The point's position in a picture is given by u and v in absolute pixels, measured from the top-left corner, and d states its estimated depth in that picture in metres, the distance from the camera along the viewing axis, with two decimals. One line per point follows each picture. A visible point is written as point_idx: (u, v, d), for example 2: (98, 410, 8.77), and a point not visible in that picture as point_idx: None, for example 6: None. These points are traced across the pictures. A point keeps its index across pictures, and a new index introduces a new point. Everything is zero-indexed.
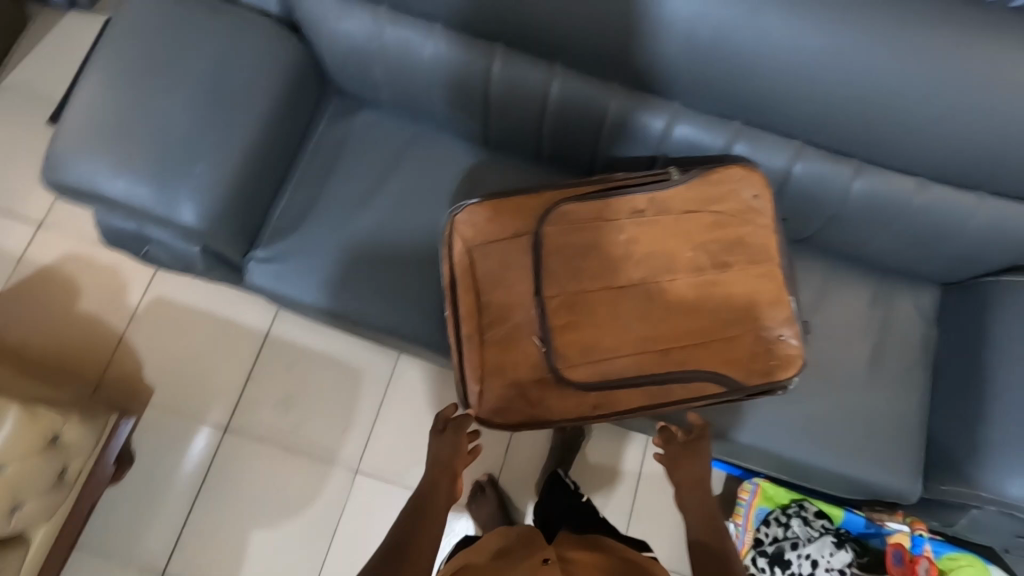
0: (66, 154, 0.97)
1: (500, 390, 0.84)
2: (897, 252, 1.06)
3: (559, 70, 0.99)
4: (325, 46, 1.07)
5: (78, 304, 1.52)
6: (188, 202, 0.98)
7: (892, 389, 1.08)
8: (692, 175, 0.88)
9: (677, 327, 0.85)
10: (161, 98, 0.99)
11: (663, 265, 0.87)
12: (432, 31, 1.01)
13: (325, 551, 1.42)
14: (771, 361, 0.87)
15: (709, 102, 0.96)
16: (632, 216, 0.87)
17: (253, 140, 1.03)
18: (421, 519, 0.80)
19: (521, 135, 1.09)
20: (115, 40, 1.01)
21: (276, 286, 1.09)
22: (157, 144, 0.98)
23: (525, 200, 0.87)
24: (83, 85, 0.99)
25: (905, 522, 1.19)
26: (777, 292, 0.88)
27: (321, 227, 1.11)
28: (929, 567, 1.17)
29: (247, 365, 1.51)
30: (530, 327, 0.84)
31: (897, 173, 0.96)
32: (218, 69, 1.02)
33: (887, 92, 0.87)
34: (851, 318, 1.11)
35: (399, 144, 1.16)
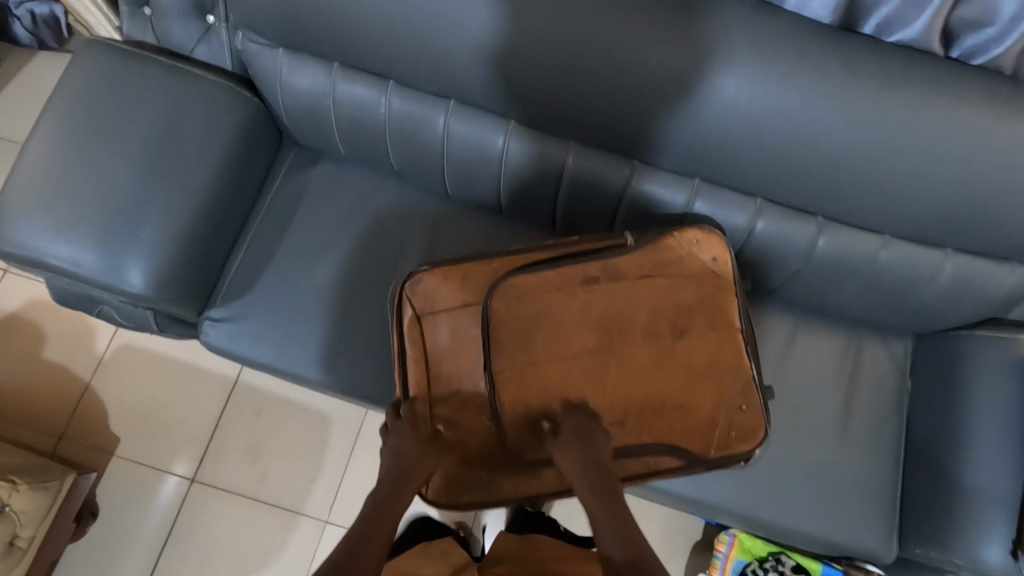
0: (10, 220, 0.95)
1: (449, 469, 0.83)
2: (866, 306, 1.04)
3: (514, 127, 0.97)
4: (280, 103, 1.06)
5: (43, 353, 1.49)
6: (133, 267, 0.96)
7: (865, 445, 1.05)
8: (647, 240, 0.86)
9: (632, 399, 0.84)
10: (108, 160, 0.97)
11: (617, 334, 0.85)
12: (386, 90, 0.99)
13: None
14: (732, 433, 0.84)
15: (666, 159, 0.94)
16: (585, 284, 0.84)
17: (205, 200, 1.01)
18: (381, 522, 0.66)
19: (481, 189, 1.07)
20: (62, 99, 0.99)
21: (231, 346, 1.06)
22: (104, 209, 0.96)
23: (477, 267, 0.86)
24: (29, 148, 0.97)
25: None
26: (738, 360, 0.86)
27: (277, 283, 1.09)
28: None
29: (216, 413, 1.48)
30: (478, 402, 0.84)
31: (860, 231, 0.95)
32: (167, 129, 1.00)
33: (846, 150, 0.84)
34: (822, 371, 1.08)
35: (358, 196, 1.14)
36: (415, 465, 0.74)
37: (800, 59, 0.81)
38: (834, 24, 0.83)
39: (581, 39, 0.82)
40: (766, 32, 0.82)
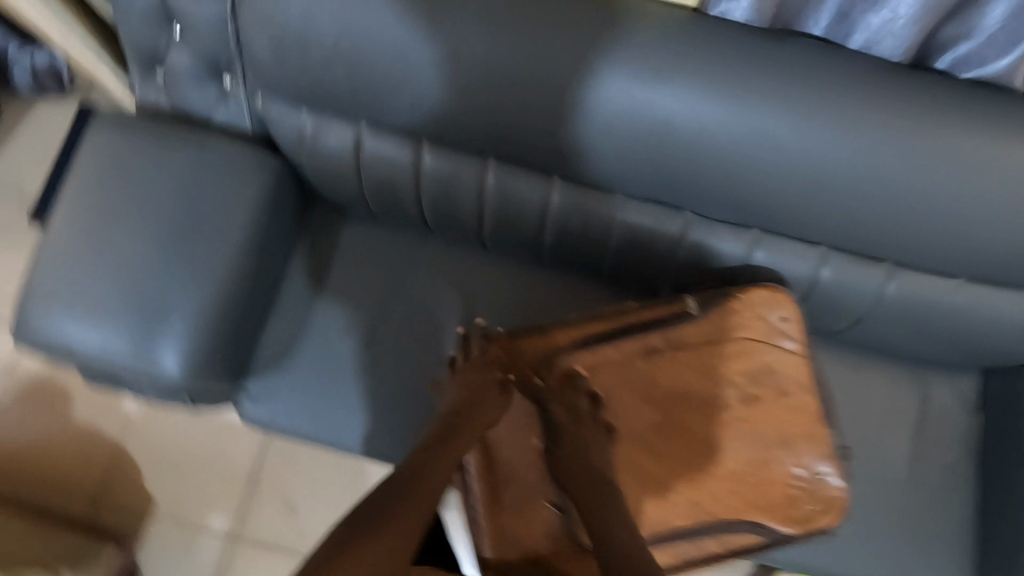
0: (39, 312, 0.91)
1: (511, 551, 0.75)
2: (936, 348, 0.97)
3: (558, 180, 0.91)
4: (305, 164, 1.00)
5: (72, 415, 1.46)
6: (166, 354, 0.91)
7: (935, 490, 1.01)
8: (710, 306, 0.82)
9: (704, 475, 0.81)
10: (134, 242, 0.93)
11: (683, 405, 0.81)
12: (418, 149, 0.93)
13: None
14: (811, 507, 0.80)
15: (721, 211, 0.87)
16: (647, 356, 0.81)
17: (234, 275, 0.96)
18: (444, 450, 0.59)
19: (520, 242, 1.01)
20: (82, 180, 0.94)
21: (273, 419, 1.03)
22: (134, 294, 0.92)
23: (533, 343, 0.82)
24: (51, 233, 0.93)
25: None
26: (813, 427, 0.82)
27: (313, 351, 1.05)
28: None
29: (251, 467, 1.45)
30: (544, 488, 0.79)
31: (936, 275, 0.88)
32: (191, 203, 0.95)
33: (922, 200, 0.77)
34: (889, 414, 1.03)
35: (392, 251, 1.09)
36: (483, 400, 0.68)
37: (872, 106, 0.74)
38: (905, 61, 0.77)
39: (637, 97, 0.76)
40: (835, 77, 0.75)
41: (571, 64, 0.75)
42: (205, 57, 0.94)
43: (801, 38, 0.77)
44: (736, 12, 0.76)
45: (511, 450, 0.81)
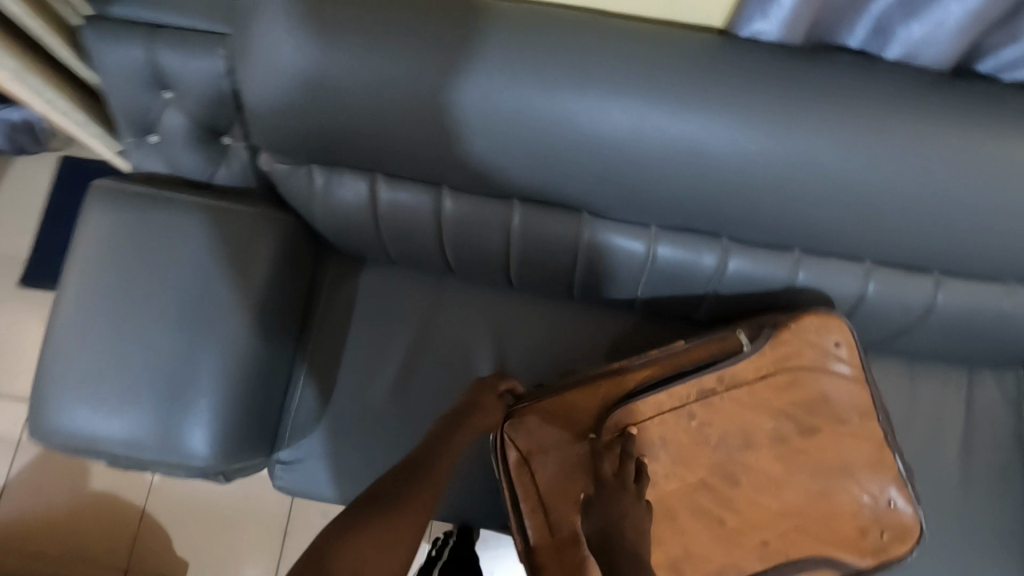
0: (54, 405, 0.86)
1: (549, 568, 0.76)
2: (983, 350, 0.96)
3: (588, 217, 0.88)
4: (318, 218, 0.95)
5: (90, 484, 1.41)
6: (191, 436, 0.86)
7: (991, 493, 0.99)
8: (762, 340, 0.79)
9: (772, 514, 0.77)
10: (148, 321, 0.88)
11: (741, 444, 0.78)
12: (439, 195, 0.89)
13: None
14: (882, 535, 0.78)
15: (762, 235, 0.84)
16: (700, 398, 0.78)
17: (254, 344, 0.91)
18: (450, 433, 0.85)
19: (551, 280, 0.97)
20: (84, 260, 0.89)
21: (308, 485, 0.99)
22: (154, 375, 0.87)
23: (582, 394, 0.79)
24: (57, 319, 0.88)
25: None
26: (878, 453, 0.80)
27: (343, 410, 1.00)
28: None
29: (280, 521, 1.41)
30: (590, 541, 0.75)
31: (983, 282, 0.86)
32: (202, 272, 0.90)
33: (970, 208, 0.76)
34: (938, 418, 1.01)
35: (415, 298, 1.04)
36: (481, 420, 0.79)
37: (914, 122, 0.73)
38: (946, 69, 0.76)
39: (674, 131, 0.74)
40: (875, 91, 0.74)
41: (607, 95, 0.74)
42: (204, 119, 0.90)
43: (839, 52, 0.76)
44: (769, 33, 0.74)
45: (570, 508, 0.77)
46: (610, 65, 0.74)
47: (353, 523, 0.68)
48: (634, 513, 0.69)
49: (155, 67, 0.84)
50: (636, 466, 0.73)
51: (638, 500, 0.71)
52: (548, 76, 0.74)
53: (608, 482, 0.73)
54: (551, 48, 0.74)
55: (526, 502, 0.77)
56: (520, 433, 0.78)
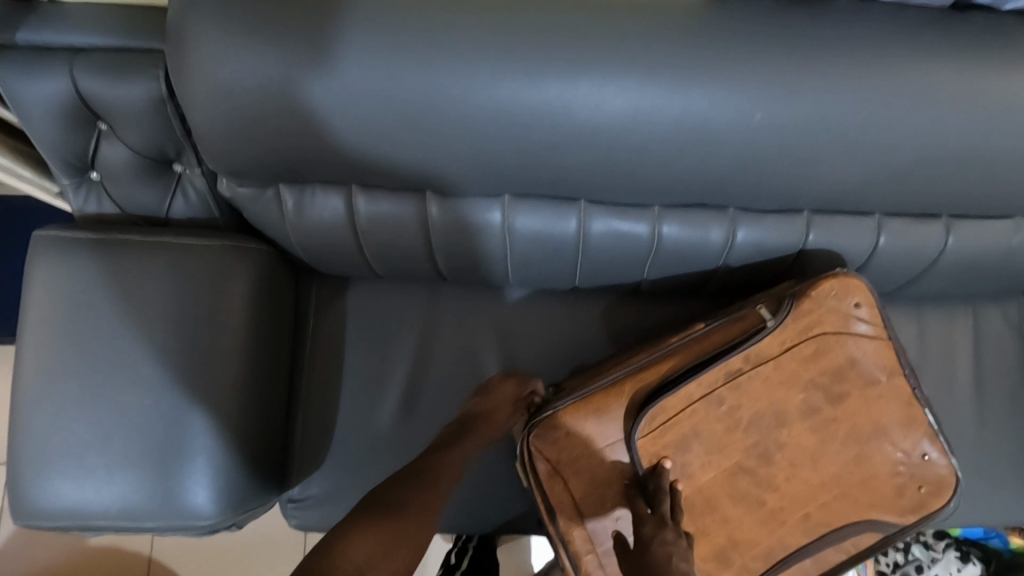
0: (34, 484, 0.78)
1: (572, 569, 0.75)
2: (992, 285, 0.95)
3: (586, 204, 0.82)
4: (294, 241, 0.87)
5: (88, 540, 1.34)
6: (192, 495, 0.80)
7: (1004, 422, 1.01)
8: (783, 312, 0.76)
9: (812, 485, 0.76)
10: (123, 376, 0.80)
11: (774, 422, 0.76)
12: (424, 201, 0.82)
13: None
14: (921, 489, 0.78)
15: (770, 201, 0.80)
16: (729, 380, 0.75)
17: (245, 385, 0.84)
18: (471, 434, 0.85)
19: (552, 275, 0.92)
20: (40, 320, 0.80)
21: (324, 519, 0.94)
22: (141, 434, 0.80)
23: (607, 395, 0.74)
24: (18, 390, 0.79)
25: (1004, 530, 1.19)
26: (908, 410, 0.78)
27: (351, 436, 0.95)
28: None
29: (296, 549, 1.36)
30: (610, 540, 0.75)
31: (993, 219, 0.84)
32: (175, 318, 0.82)
33: (984, 151, 0.73)
34: (949, 356, 1.02)
35: (408, 309, 0.98)
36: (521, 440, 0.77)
37: (920, 65, 0.69)
38: (946, 5, 0.72)
39: (674, 107, 0.69)
40: (877, 37, 0.69)
41: (600, 76, 0.67)
42: (149, 149, 0.80)
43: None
44: None
45: (601, 513, 0.74)
46: (595, 43, 0.67)
47: (356, 529, 0.68)
48: (679, 554, 0.67)
49: (82, 98, 0.74)
50: (672, 502, 0.71)
51: (679, 538, 0.68)
52: (530, 60, 0.67)
53: (647, 522, 0.70)
54: (527, 29, 0.67)
55: (559, 514, 0.74)
56: (547, 444, 0.74)
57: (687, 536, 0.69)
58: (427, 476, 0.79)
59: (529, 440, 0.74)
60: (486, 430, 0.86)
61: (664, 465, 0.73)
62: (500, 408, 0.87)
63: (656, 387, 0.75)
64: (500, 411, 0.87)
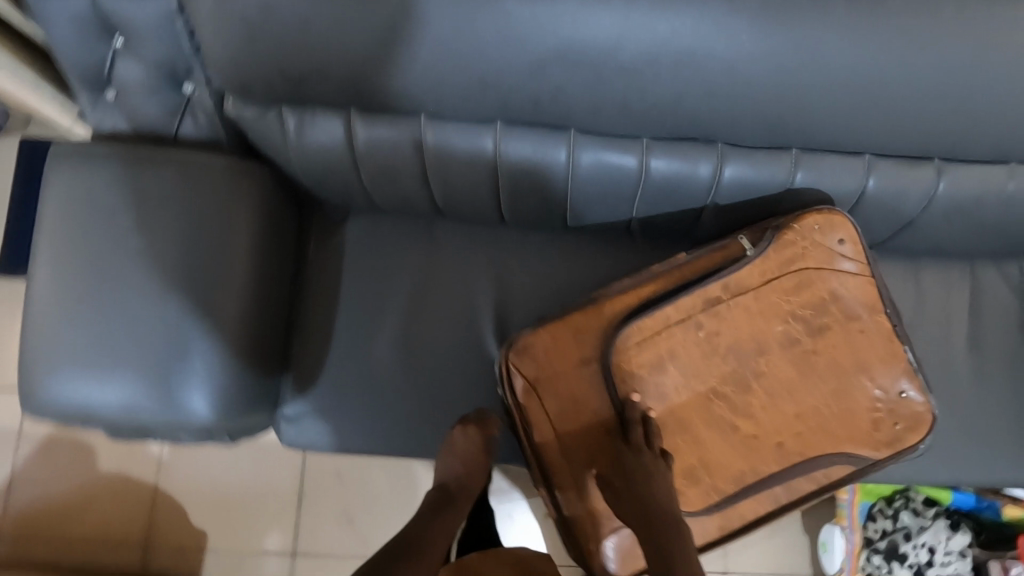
0: (45, 381, 0.83)
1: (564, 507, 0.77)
2: (989, 238, 0.94)
3: (576, 136, 0.84)
4: (295, 168, 0.91)
5: (99, 466, 1.40)
6: (190, 399, 0.84)
7: (997, 382, 1.01)
8: (764, 241, 0.77)
9: (786, 416, 0.77)
10: (125, 283, 0.84)
11: (752, 350, 0.77)
12: (418, 126, 0.85)
13: None
14: (898, 426, 0.78)
15: (759, 137, 0.81)
16: (708, 306, 0.76)
17: (244, 299, 0.88)
18: (452, 505, 0.88)
19: (543, 211, 0.94)
20: (55, 227, 0.85)
21: (319, 439, 0.98)
22: (142, 341, 0.84)
23: (586, 315, 0.76)
24: (33, 293, 0.84)
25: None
26: (890, 347, 0.78)
27: (344, 361, 0.98)
28: None
29: (294, 485, 1.40)
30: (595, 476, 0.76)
31: (986, 163, 0.83)
32: (179, 230, 0.86)
33: (968, 87, 0.73)
34: (944, 314, 1.01)
35: (405, 243, 1.01)
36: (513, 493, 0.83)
37: None
38: None
39: (658, 34, 0.71)
40: None
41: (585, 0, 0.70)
42: (159, 67, 0.84)
43: None
44: None
45: (579, 432, 0.77)
46: None
47: None
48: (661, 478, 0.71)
49: (98, 13, 0.78)
50: (645, 429, 0.73)
51: (657, 461, 0.72)
52: None
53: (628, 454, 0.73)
54: None
55: (536, 431, 0.77)
56: (526, 362, 0.76)
57: (664, 459, 0.73)
58: (418, 547, 0.79)
59: (509, 357, 0.77)
60: (466, 496, 0.90)
61: (631, 399, 0.75)
62: (469, 460, 0.90)
63: (633, 312, 0.77)
64: (472, 468, 0.90)
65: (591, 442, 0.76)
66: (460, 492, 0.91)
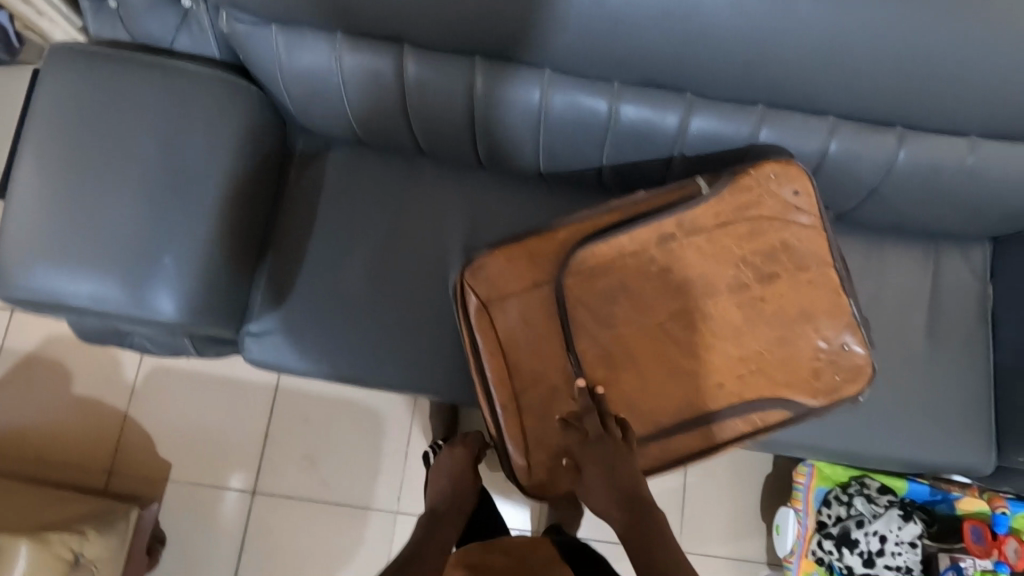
0: (20, 268, 0.85)
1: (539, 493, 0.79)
2: (950, 217, 0.96)
3: (551, 76, 0.87)
4: (281, 91, 0.93)
5: (74, 390, 1.42)
6: (159, 298, 0.87)
7: (953, 364, 1.02)
8: (721, 183, 0.79)
9: (728, 357, 0.79)
10: (107, 179, 0.87)
11: (700, 289, 0.79)
12: (401, 56, 0.87)
13: None
14: (838, 375, 0.80)
15: (727, 89, 0.84)
16: (661, 242, 0.79)
17: (221, 208, 0.91)
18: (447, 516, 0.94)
19: (517, 154, 0.97)
20: (44, 123, 0.88)
21: (281, 360, 1.00)
22: (118, 237, 0.87)
23: (542, 241, 0.79)
24: (18, 183, 0.87)
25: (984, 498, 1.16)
26: (836, 299, 0.80)
27: (313, 286, 1.01)
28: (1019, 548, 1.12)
29: (261, 425, 1.42)
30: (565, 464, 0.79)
31: (945, 136, 0.86)
32: (164, 135, 0.89)
33: (925, 47, 0.76)
34: (903, 292, 1.03)
35: (384, 179, 1.04)
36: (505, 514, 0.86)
37: None
38: None
39: None
40: None
41: None
42: None
43: None
44: None
45: (527, 357, 0.79)
46: None
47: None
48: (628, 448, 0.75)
49: None
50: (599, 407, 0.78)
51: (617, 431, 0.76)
52: None
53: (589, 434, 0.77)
54: None
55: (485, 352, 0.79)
56: (480, 282, 0.79)
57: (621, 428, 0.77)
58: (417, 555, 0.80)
59: (465, 277, 0.79)
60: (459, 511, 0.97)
61: (579, 386, 0.78)
62: (457, 474, 1.02)
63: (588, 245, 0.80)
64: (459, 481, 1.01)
65: (539, 371, 0.79)
66: (452, 508, 0.97)
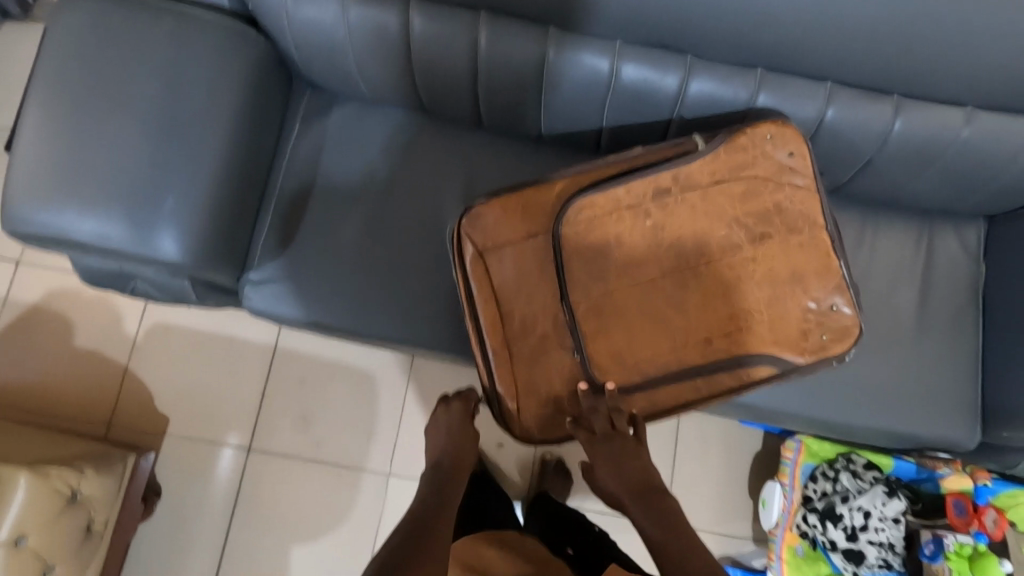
0: (25, 204, 0.87)
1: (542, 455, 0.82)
2: (942, 191, 0.98)
3: (554, 34, 0.88)
4: (288, 42, 0.95)
5: (75, 342, 1.44)
6: (161, 237, 0.88)
7: (941, 338, 1.03)
8: (718, 141, 0.81)
9: (718, 314, 0.80)
10: (114, 119, 0.89)
11: (693, 245, 0.81)
12: (407, 10, 0.88)
13: (374, 540, 1.39)
14: (824, 336, 0.81)
15: (726, 50, 0.85)
16: (656, 197, 0.80)
17: (226, 153, 0.92)
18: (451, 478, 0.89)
19: (518, 113, 0.99)
20: (55, 62, 0.90)
21: (279, 310, 1.01)
22: (122, 176, 0.88)
23: (538, 193, 0.81)
24: (25, 121, 0.89)
25: (966, 472, 1.18)
26: (826, 260, 0.81)
27: (314, 237, 1.02)
28: (997, 520, 1.13)
29: (258, 384, 1.44)
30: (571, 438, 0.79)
31: (940, 105, 0.87)
32: (172, 79, 0.91)
33: (919, 9, 0.77)
34: (894, 265, 1.05)
35: (387, 135, 1.06)
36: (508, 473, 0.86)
37: None
38: None
39: None
40: None
41: None
42: None
43: None
44: None
45: (520, 306, 0.81)
46: None
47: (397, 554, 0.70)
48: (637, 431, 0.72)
49: None
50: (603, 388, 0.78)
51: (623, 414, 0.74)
52: None
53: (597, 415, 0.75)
54: None
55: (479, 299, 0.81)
56: (476, 231, 0.80)
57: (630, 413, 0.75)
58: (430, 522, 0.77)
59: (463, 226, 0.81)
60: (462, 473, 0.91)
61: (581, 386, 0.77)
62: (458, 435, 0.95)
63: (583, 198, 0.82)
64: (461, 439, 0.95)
65: (533, 321, 0.81)
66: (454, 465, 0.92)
